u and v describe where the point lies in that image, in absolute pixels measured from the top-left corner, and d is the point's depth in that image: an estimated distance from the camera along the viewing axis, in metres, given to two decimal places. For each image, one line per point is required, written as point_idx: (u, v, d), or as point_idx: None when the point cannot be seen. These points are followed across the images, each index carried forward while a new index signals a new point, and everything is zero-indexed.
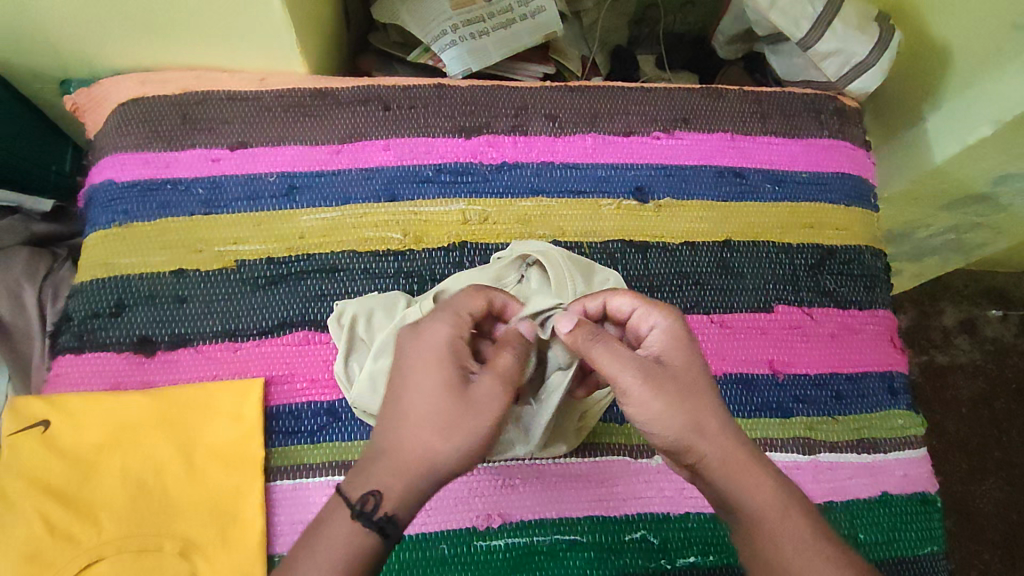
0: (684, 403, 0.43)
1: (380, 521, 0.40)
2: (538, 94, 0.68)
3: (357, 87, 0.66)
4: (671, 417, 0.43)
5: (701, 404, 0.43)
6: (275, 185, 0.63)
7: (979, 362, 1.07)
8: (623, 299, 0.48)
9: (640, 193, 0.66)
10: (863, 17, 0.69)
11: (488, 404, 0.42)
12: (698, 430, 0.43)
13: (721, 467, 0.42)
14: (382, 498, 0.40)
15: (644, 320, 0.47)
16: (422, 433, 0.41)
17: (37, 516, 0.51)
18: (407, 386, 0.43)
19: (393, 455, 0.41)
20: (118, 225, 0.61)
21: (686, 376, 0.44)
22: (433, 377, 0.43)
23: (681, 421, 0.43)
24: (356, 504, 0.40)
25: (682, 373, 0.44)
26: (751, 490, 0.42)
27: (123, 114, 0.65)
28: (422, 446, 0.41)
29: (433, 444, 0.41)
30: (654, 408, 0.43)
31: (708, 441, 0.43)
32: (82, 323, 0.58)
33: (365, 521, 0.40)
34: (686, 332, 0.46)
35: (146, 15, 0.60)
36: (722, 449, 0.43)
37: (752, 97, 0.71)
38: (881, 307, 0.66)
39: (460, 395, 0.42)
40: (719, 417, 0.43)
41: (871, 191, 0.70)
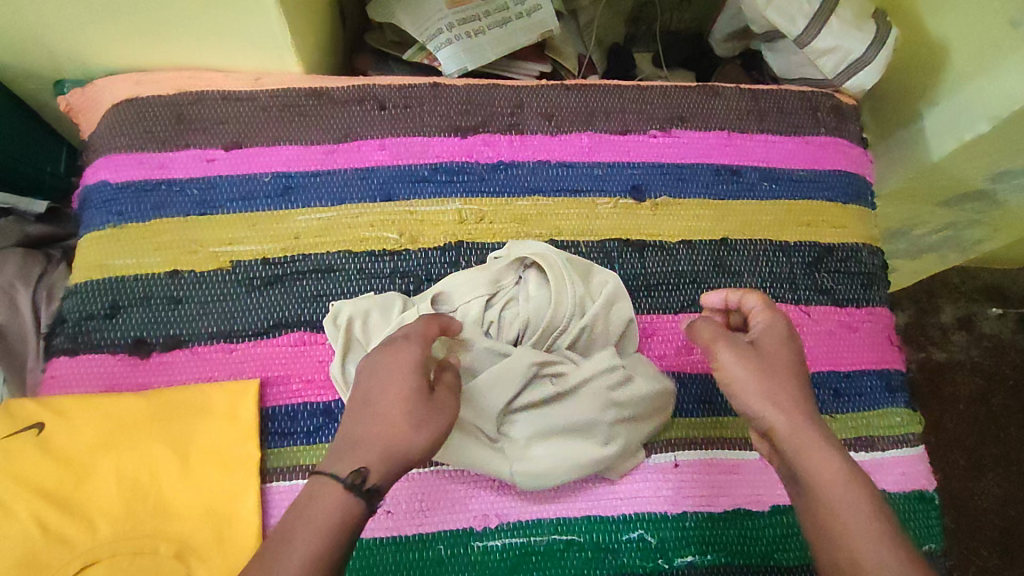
0: (768, 378, 0.47)
1: (371, 492, 0.40)
2: (534, 92, 0.68)
3: (352, 87, 0.66)
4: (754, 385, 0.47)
5: (787, 385, 0.47)
6: (270, 185, 0.63)
7: (977, 359, 1.07)
8: (752, 301, 0.53)
9: (637, 191, 0.66)
10: (859, 14, 0.69)
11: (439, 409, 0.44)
12: (775, 402, 0.46)
13: (789, 436, 0.45)
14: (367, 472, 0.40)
15: (755, 320, 0.52)
16: (396, 424, 0.42)
17: (31, 519, 0.51)
18: (372, 383, 0.44)
19: (366, 440, 0.42)
20: (113, 226, 0.61)
21: (778, 360, 0.49)
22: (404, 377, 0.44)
23: (758, 389, 0.47)
24: (345, 479, 0.40)
25: (777, 358, 0.49)
26: (814, 461, 0.43)
27: (117, 115, 0.64)
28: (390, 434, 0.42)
29: (405, 432, 0.42)
30: (736, 374, 0.48)
31: (781, 413, 0.46)
32: (77, 325, 0.58)
33: (359, 492, 0.39)
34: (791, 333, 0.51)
35: (140, 16, 0.59)
36: (797, 423, 0.45)
37: (749, 95, 0.71)
38: (878, 305, 0.66)
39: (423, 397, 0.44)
40: (799, 401, 0.47)
41: (868, 189, 0.70)
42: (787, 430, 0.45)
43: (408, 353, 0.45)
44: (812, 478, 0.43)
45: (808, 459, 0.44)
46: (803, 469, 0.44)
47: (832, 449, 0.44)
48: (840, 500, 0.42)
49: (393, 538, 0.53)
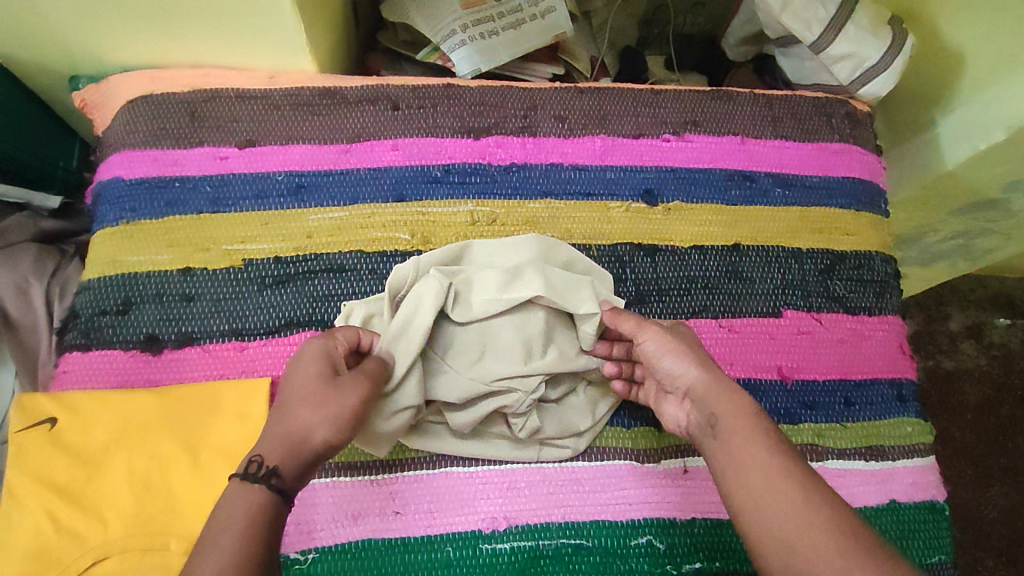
0: (689, 348, 0.52)
1: (265, 474, 0.42)
2: (547, 95, 0.68)
3: (365, 87, 0.66)
4: (671, 353, 0.52)
5: (700, 352, 0.53)
6: (283, 184, 0.63)
7: (986, 368, 1.07)
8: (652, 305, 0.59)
9: (650, 196, 0.65)
10: (875, 21, 0.69)
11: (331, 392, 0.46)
12: (692, 360, 0.51)
13: (704, 390, 0.50)
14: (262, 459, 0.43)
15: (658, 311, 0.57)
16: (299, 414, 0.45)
17: (44, 513, 0.51)
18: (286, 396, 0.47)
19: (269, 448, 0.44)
20: (125, 223, 0.61)
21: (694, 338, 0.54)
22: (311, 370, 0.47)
23: (676, 354, 0.52)
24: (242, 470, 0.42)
25: (683, 333, 0.54)
26: (724, 404, 0.48)
27: (131, 111, 0.65)
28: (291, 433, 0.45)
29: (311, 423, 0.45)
30: (653, 340, 0.53)
31: (693, 371, 0.51)
32: (89, 320, 0.58)
33: (251, 478, 0.42)
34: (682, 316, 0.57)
35: (155, 12, 0.60)
36: (705, 379, 0.50)
37: (762, 100, 0.70)
38: (890, 313, 0.66)
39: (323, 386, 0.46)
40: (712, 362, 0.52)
41: (881, 196, 0.70)
42: (699, 387, 0.50)
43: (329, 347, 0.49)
44: (727, 423, 0.47)
45: (719, 405, 0.49)
46: (716, 415, 0.48)
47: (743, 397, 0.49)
48: (756, 439, 0.46)
49: (401, 539, 0.53)
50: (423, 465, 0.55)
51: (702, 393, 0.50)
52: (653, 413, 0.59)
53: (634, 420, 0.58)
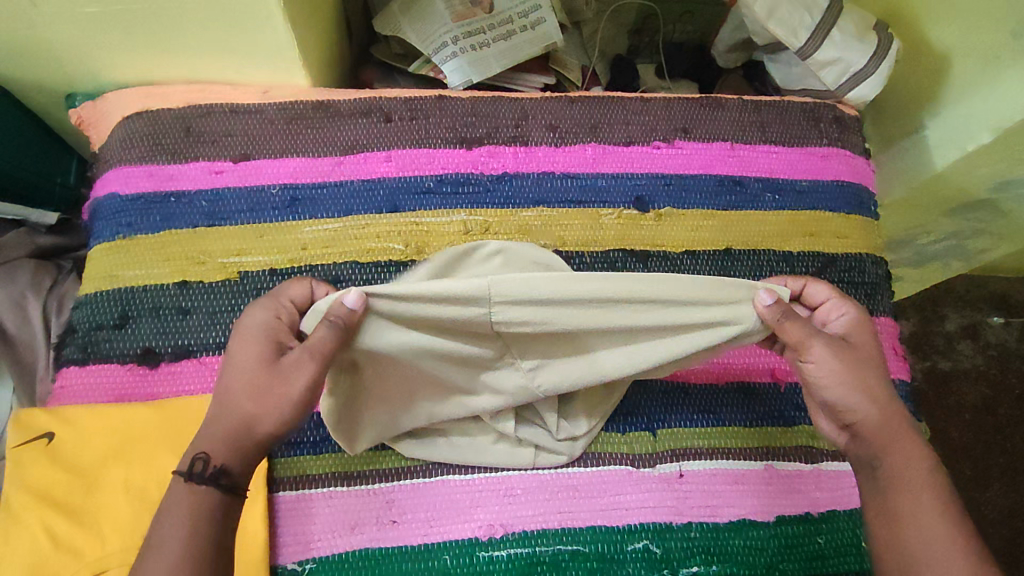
0: (863, 376, 0.48)
1: (212, 475, 0.44)
2: (538, 105, 0.69)
3: (358, 99, 0.67)
4: (850, 389, 0.48)
5: (876, 374, 0.49)
6: (278, 197, 0.63)
7: (983, 368, 1.07)
8: (819, 289, 0.53)
9: (641, 203, 0.66)
10: (859, 27, 0.70)
11: (300, 375, 0.45)
12: (867, 394, 0.48)
13: (872, 435, 0.48)
14: (208, 457, 0.45)
15: (829, 311, 0.52)
16: (240, 401, 0.45)
17: (41, 528, 0.52)
18: (231, 352, 0.47)
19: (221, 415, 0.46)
20: (121, 237, 0.62)
21: (872, 356, 0.50)
22: (253, 351, 0.47)
23: (851, 386, 0.48)
24: (188, 469, 0.44)
25: (863, 353, 0.50)
26: (895, 460, 0.47)
27: (127, 127, 0.65)
28: (246, 412, 0.45)
29: (247, 408, 0.45)
30: (831, 370, 0.48)
31: (873, 412, 0.48)
32: (87, 335, 0.59)
33: (195, 480, 0.44)
34: (867, 322, 0.52)
35: (150, 31, 0.61)
36: (883, 421, 0.48)
37: (751, 106, 0.71)
38: (882, 315, 0.66)
39: (273, 364, 0.46)
40: (883, 382, 0.49)
41: (870, 199, 0.70)
42: (872, 429, 0.48)
43: (273, 325, 0.48)
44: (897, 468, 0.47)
45: (891, 458, 0.47)
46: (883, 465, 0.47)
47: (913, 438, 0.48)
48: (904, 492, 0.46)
49: (398, 547, 0.53)
50: (419, 474, 0.55)
51: (880, 437, 0.48)
52: (647, 418, 0.59)
53: (629, 426, 0.58)
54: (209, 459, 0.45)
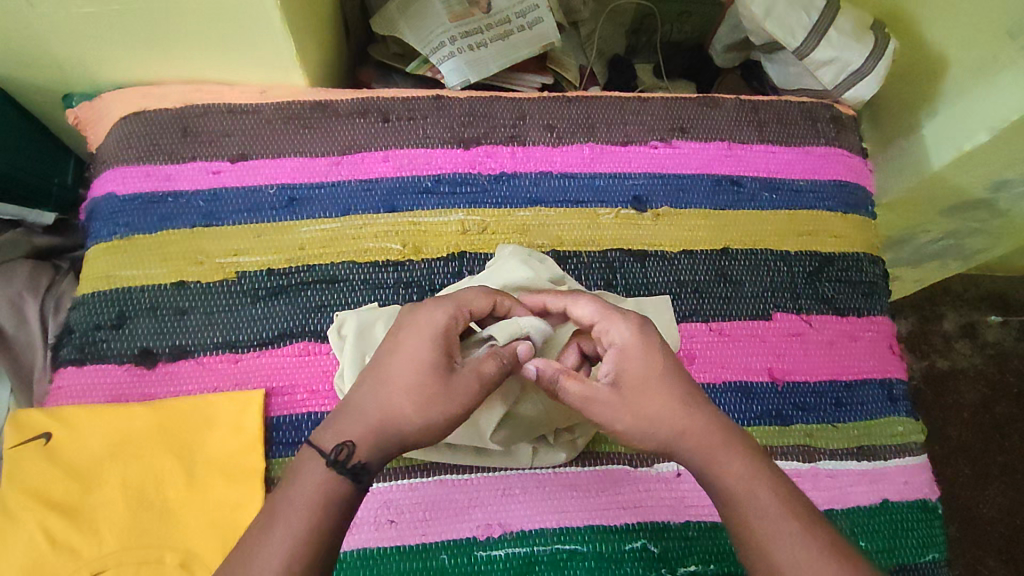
0: (618, 407, 0.45)
1: (354, 469, 0.41)
2: (536, 105, 0.69)
3: (356, 99, 0.67)
4: (628, 416, 0.45)
5: (643, 402, 0.45)
6: (276, 197, 0.63)
7: (981, 367, 1.07)
8: (586, 309, 0.49)
9: (639, 202, 0.66)
10: (857, 27, 0.70)
11: (464, 399, 0.44)
12: None
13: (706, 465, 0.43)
14: (354, 448, 0.42)
15: (607, 331, 0.47)
16: (396, 400, 0.43)
17: (38, 527, 0.52)
18: (392, 348, 0.45)
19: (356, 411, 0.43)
20: (119, 237, 0.62)
21: (633, 383, 0.45)
22: (424, 352, 0.44)
23: (604, 415, 0.45)
24: (329, 454, 0.41)
25: (643, 388, 0.45)
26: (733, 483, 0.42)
27: (124, 128, 0.65)
28: (400, 411, 0.43)
29: (404, 410, 0.43)
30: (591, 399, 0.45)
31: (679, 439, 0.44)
32: (84, 335, 0.59)
33: (338, 470, 0.41)
34: (645, 336, 0.46)
35: (147, 30, 0.60)
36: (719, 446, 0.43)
37: (749, 106, 0.71)
38: (879, 314, 0.66)
39: (443, 376, 0.44)
40: (652, 408, 0.44)
41: (868, 198, 0.70)
42: (693, 452, 0.43)
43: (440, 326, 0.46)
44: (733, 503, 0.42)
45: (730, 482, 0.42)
46: None
47: (724, 470, 0.43)
48: None
49: (396, 547, 0.53)
50: (418, 473, 0.55)
51: None
52: None
53: None
54: (353, 451, 0.42)
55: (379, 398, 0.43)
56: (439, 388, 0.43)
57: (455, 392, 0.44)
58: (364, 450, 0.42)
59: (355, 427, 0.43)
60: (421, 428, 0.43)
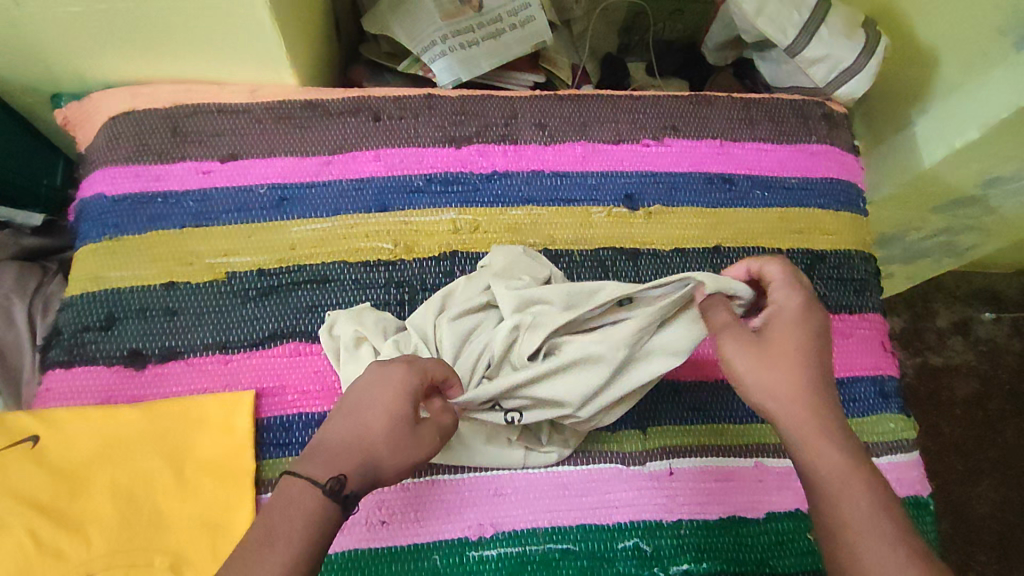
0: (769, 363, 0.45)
1: (349, 499, 0.40)
2: (527, 103, 0.69)
3: (347, 98, 0.67)
4: (754, 368, 0.45)
5: (793, 364, 0.45)
6: (266, 197, 0.63)
7: (973, 363, 1.07)
8: (772, 268, 0.50)
9: (631, 200, 0.66)
10: (848, 24, 0.70)
11: (429, 447, 0.45)
12: None
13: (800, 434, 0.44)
14: (347, 479, 0.41)
15: (777, 289, 0.49)
16: (378, 443, 0.43)
17: (26, 531, 0.51)
18: (362, 396, 0.44)
19: (339, 451, 0.42)
20: (108, 238, 0.61)
21: (789, 345, 0.46)
22: (399, 399, 0.44)
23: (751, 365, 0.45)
24: (323, 484, 0.40)
25: (787, 347, 0.46)
26: (828, 456, 0.42)
27: (113, 127, 0.65)
28: (376, 454, 0.43)
29: (382, 455, 0.43)
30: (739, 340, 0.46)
31: (794, 403, 0.44)
32: (72, 337, 0.58)
33: (337, 499, 0.40)
34: (810, 312, 0.48)
35: (136, 29, 0.60)
36: (814, 417, 0.44)
37: (740, 104, 0.71)
38: (871, 311, 0.66)
39: (411, 427, 0.44)
40: (798, 370, 0.45)
41: (860, 196, 0.71)
42: (791, 420, 0.44)
43: (407, 376, 0.45)
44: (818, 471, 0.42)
45: (822, 454, 0.42)
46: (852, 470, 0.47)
47: (835, 442, 0.43)
48: None
49: (387, 548, 0.53)
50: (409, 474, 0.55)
51: None
52: (637, 416, 0.59)
53: (618, 424, 0.58)
54: (346, 480, 0.40)
55: (350, 436, 0.43)
56: (407, 437, 0.44)
57: (423, 441, 0.45)
58: (355, 480, 0.41)
59: (341, 458, 0.42)
60: (395, 472, 0.43)
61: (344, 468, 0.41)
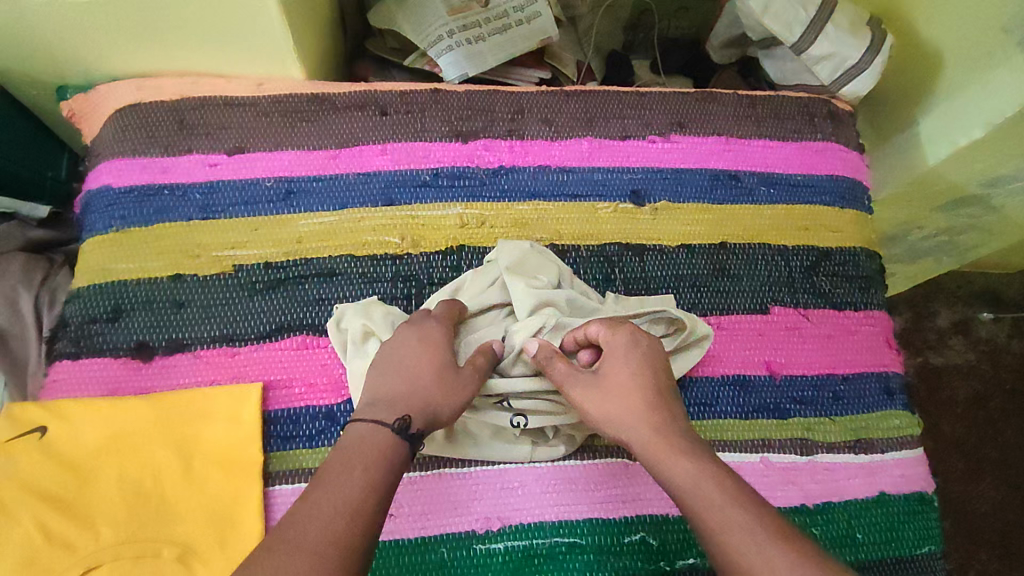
0: (620, 398, 0.48)
1: (418, 434, 0.45)
2: (534, 98, 0.69)
3: (354, 92, 0.67)
4: (597, 404, 0.49)
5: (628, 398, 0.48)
6: (273, 190, 0.63)
7: (974, 363, 1.08)
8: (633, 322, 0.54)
9: (637, 196, 0.66)
10: (854, 23, 0.71)
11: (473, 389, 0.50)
12: None
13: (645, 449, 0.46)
14: (411, 418, 0.45)
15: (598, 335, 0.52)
16: (428, 389, 0.48)
17: (34, 522, 0.51)
18: (402, 354, 0.50)
19: (397, 400, 0.47)
20: (115, 230, 0.61)
21: (619, 382, 0.49)
22: (436, 352, 0.50)
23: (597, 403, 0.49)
24: (392, 424, 0.45)
25: (619, 380, 0.49)
26: (669, 463, 0.44)
27: (120, 120, 0.65)
28: (431, 397, 0.47)
29: (435, 398, 0.48)
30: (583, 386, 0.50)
31: (637, 426, 0.47)
32: (80, 328, 0.58)
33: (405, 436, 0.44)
34: (627, 349, 0.50)
35: (143, 21, 0.60)
36: (655, 434, 0.46)
37: (747, 101, 0.71)
38: (876, 308, 0.67)
39: (453, 371, 0.50)
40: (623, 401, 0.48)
41: (865, 193, 0.71)
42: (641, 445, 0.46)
43: (436, 335, 0.51)
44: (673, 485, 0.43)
45: (663, 463, 0.44)
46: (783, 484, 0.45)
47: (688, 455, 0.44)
48: None
49: (395, 541, 0.53)
50: (417, 467, 0.55)
51: None
52: None
53: None
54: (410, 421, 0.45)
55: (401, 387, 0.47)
56: (452, 379, 0.49)
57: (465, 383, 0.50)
58: (418, 419, 0.46)
59: (398, 406, 0.46)
60: (450, 411, 0.48)
61: (407, 410, 0.46)
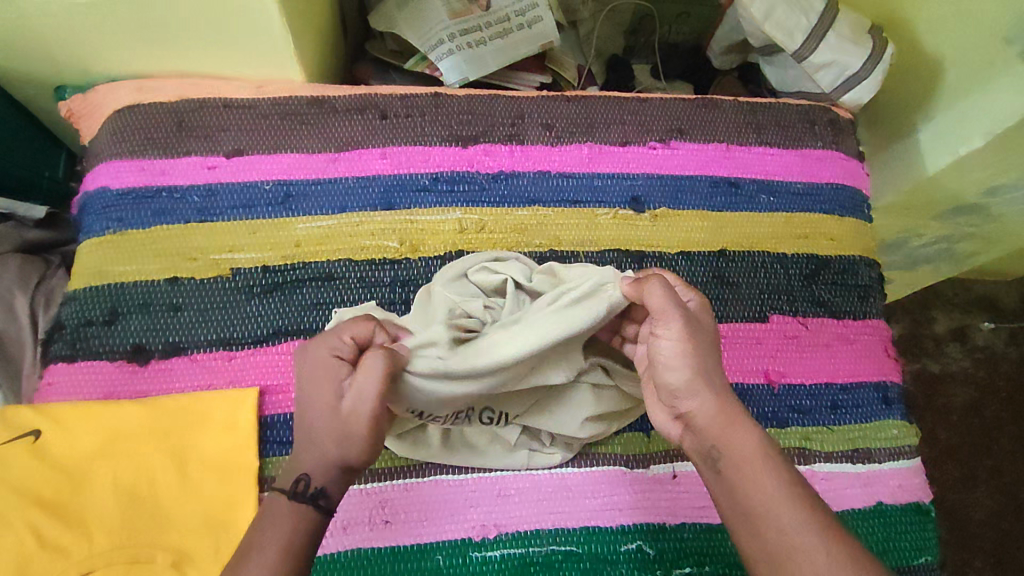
0: (705, 357, 0.46)
1: (311, 496, 0.43)
2: (535, 104, 0.69)
3: (354, 95, 0.66)
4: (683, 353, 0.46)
5: (711, 362, 0.47)
6: (272, 193, 0.63)
7: (971, 371, 1.08)
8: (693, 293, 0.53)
9: (636, 203, 0.66)
10: (855, 31, 0.71)
11: (366, 408, 0.43)
12: None
13: (709, 421, 0.45)
14: (309, 480, 0.43)
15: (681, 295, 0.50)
16: (319, 438, 0.43)
17: (27, 527, 0.51)
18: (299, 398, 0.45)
19: (297, 455, 0.44)
20: (111, 232, 0.61)
21: (708, 343, 0.47)
22: (321, 389, 0.44)
23: (686, 356, 0.46)
24: (288, 488, 0.43)
25: (708, 340, 0.47)
26: (735, 440, 0.44)
27: (118, 121, 0.64)
28: (322, 450, 0.43)
29: (327, 450, 0.43)
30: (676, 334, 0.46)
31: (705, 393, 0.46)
32: (75, 331, 0.58)
33: (298, 500, 0.42)
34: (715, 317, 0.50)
35: (143, 22, 0.60)
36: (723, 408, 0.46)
37: (747, 108, 0.71)
38: (874, 317, 0.66)
39: (337, 406, 0.43)
40: (712, 365, 0.46)
41: (864, 202, 0.71)
42: (710, 412, 0.45)
43: (322, 363, 0.45)
44: (739, 461, 0.44)
45: (728, 439, 0.45)
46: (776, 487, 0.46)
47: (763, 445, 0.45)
48: None
49: (390, 548, 0.53)
50: (412, 474, 0.55)
51: None
52: (642, 419, 0.59)
53: (623, 427, 0.58)
54: (308, 481, 0.43)
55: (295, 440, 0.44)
56: (337, 422, 0.43)
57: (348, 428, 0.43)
58: (316, 477, 0.43)
59: (295, 461, 0.44)
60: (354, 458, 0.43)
61: (305, 467, 0.43)
